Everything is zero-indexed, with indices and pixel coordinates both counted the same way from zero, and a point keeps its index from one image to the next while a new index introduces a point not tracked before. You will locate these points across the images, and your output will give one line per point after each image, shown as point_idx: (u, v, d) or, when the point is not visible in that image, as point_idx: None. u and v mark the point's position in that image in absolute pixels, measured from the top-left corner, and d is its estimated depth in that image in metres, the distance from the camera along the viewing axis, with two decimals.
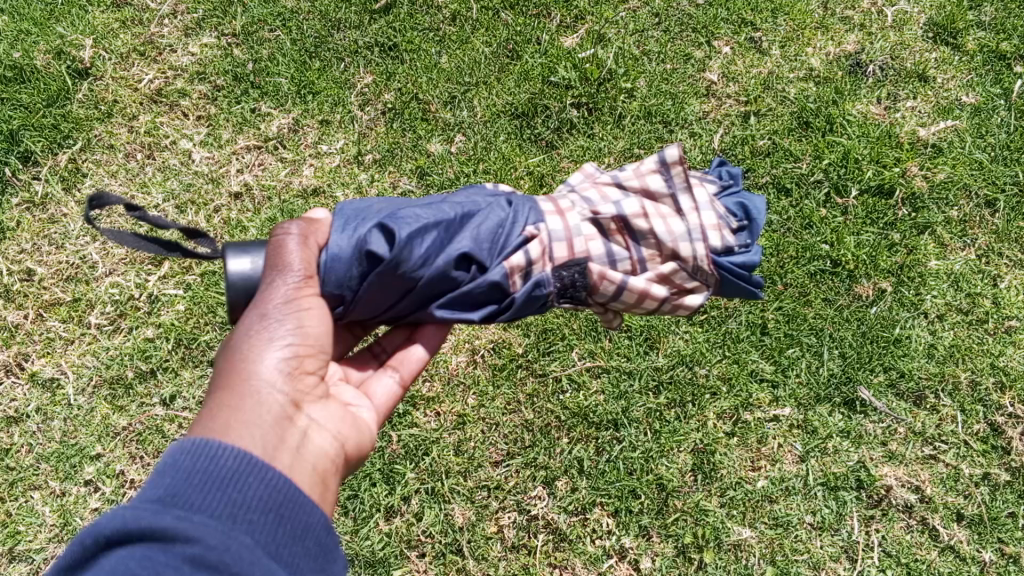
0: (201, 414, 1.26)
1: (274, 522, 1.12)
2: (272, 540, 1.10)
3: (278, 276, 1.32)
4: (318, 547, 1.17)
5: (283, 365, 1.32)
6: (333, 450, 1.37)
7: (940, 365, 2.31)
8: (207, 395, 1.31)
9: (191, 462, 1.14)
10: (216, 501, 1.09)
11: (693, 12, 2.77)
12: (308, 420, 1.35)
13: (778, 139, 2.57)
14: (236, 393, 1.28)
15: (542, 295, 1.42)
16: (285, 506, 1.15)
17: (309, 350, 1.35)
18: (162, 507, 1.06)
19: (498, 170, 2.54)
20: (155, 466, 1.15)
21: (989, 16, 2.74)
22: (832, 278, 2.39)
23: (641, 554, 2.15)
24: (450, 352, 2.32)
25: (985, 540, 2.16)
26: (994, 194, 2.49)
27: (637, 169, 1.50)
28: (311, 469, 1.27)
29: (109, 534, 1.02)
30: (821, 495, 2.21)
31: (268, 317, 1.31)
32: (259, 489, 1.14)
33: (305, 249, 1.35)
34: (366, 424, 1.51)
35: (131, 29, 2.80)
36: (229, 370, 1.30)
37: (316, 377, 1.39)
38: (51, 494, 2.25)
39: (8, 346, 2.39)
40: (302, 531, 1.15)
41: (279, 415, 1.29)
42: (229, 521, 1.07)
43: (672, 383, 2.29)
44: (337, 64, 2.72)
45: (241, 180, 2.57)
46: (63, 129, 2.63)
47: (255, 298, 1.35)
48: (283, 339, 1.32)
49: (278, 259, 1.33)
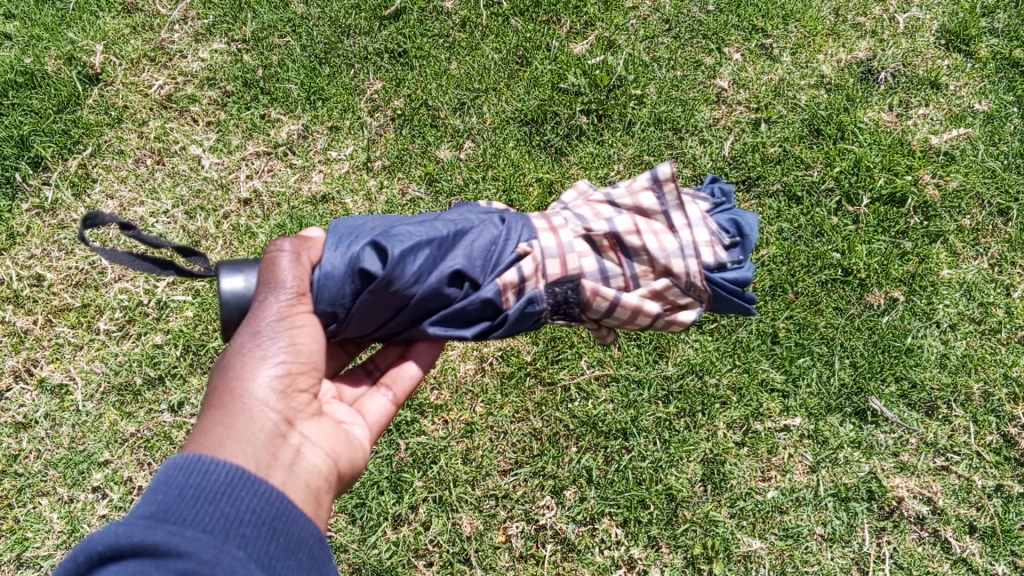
0: (195, 432, 1.27)
1: (267, 535, 1.12)
2: (265, 554, 1.10)
3: (270, 294, 1.32)
4: (312, 560, 1.16)
5: (276, 382, 1.33)
6: (326, 467, 1.36)
7: (952, 375, 2.28)
8: (200, 413, 1.31)
9: (184, 478, 1.14)
10: (209, 516, 1.09)
11: (704, 18, 2.77)
12: (301, 438, 1.35)
13: (789, 147, 2.56)
14: (228, 410, 1.28)
15: (535, 311, 1.41)
16: (277, 519, 1.15)
17: (302, 366, 1.36)
18: (155, 523, 1.05)
19: (507, 177, 2.53)
20: (149, 484, 1.15)
21: (1003, 22, 2.73)
22: (843, 286, 2.37)
23: (650, 565, 2.14)
24: (458, 360, 2.31)
25: (997, 553, 2.13)
26: (1007, 203, 2.47)
27: (629, 187, 1.49)
28: (304, 485, 1.28)
29: (100, 551, 1.01)
30: (831, 505, 2.18)
31: (260, 335, 1.31)
32: (251, 502, 1.14)
33: (302, 267, 1.35)
34: (358, 442, 1.50)
35: (142, 35, 2.81)
36: (222, 388, 1.31)
37: (309, 394, 1.40)
38: (59, 500, 2.25)
39: (17, 351, 2.40)
40: (296, 544, 1.15)
41: (270, 432, 1.29)
42: (222, 535, 1.07)
43: (682, 392, 2.27)
44: (347, 71, 2.73)
45: (250, 186, 2.58)
46: (74, 135, 2.65)
47: (247, 316, 1.35)
48: (276, 357, 1.32)
49: (271, 276, 1.33)
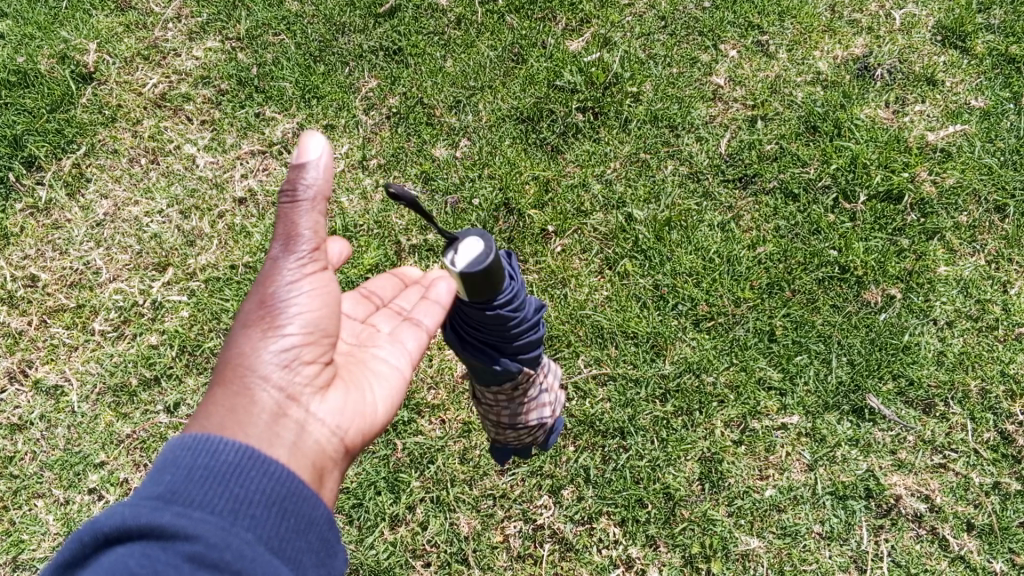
0: (203, 408, 1.31)
1: (277, 516, 1.14)
2: (274, 536, 1.11)
3: (279, 258, 1.33)
4: (321, 542, 1.19)
5: (284, 353, 1.34)
6: (334, 437, 1.38)
7: (949, 372, 2.28)
8: (206, 390, 1.35)
9: (192, 458, 1.17)
10: (217, 497, 1.11)
11: (699, 16, 2.78)
12: (307, 414, 1.36)
13: (785, 144, 2.56)
14: (235, 386, 1.31)
15: (528, 343, 1.64)
16: (288, 500, 1.17)
17: (311, 334, 1.39)
18: (163, 504, 1.07)
19: (504, 175, 2.52)
20: (157, 464, 1.17)
21: (998, 19, 2.74)
22: (840, 284, 2.38)
23: (648, 564, 2.12)
24: (456, 359, 2.34)
25: (996, 550, 2.12)
26: (1004, 199, 2.46)
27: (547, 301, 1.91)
28: (309, 461, 1.30)
29: (108, 532, 1.03)
30: (830, 504, 2.18)
31: (267, 307, 1.34)
32: (261, 483, 1.16)
33: (316, 212, 1.31)
34: (374, 411, 1.51)
35: (136, 34, 2.81)
36: (229, 362, 1.34)
37: (317, 365, 1.41)
38: (55, 502, 2.23)
39: (11, 352, 2.39)
40: (307, 525, 1.17)
41: (272, 410, 1.31)
42: (230, 517, 1.09)
43: (679, 391, 2.27)
44: (342, 69, 2.72)
45: (245, 185, 2.56)
46: (67, 134, 2.63)
47: (257, 277, 1.36)
48: (285, 326, 1.35)
49: (279, 236, 1.33)
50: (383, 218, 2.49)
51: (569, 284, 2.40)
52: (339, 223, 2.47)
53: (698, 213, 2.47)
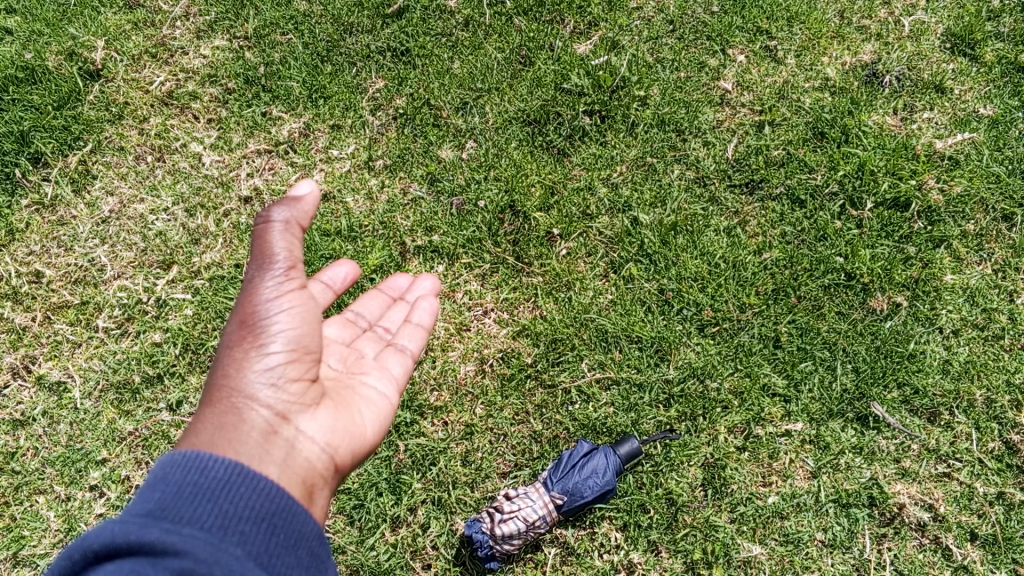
0: (192, 428, 1.47)
1: (265, 531, 1.30)
2: (264, 552, 1.28)
3: (260, 282, 1.51)
4: (311, 557, 1.34)
5: (269, 375, 1.50)
6: (320, 454, 1.52)
7: (955, 382, 2.26)
8: (198, 411, 1.51)
9: (183, 475, 1.33)
10: (207, 514, 1.27)
11: (708, 20, 2.78)
12: (295, 431, 1.50)
13: (792, 150, 2.55)
14: (224, 409, 1.47)
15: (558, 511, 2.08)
16: (277, 516, 1.33)
17: (295, 355, 1.54)
18: (152, 521, 1.23)
19: (509, 178, 2.52)
20: (148, 481, 1.33)
21: (1008, 27, 2.73)
22: (846, 291, 2.36)
23: (649, 570, 2.13)
24: (459, 361, 2.33)
25: (999, 561, 2.11)
26: (1012, 208, 2.45)
27: (552, 495, 2.07)
28: (295, 474, 1.45)
29: (98, 549, 1.18)
30: (832, 511, 2.17)
31: (251, 331, 1.50)
32: (249, 499, 1.33)
33: (289, 232, 1.52)
34: (363, 431, 1.63)
35: (143, 31, 2.82)
36: (217, 386, 1.49)
37: (304, 383, 1.56)
38: (56, 498, 2.22)
39: (15, 348, 2.38)
40: (295, 541, 1.33)
41: (261, 428, 1.47)
42: (220, 534, 1.25)
43: (683, 396, 2.26)
44: (349, 68, 2.72)
45: (251, 184, 2.56)
46: (74, 131, 2.63)
47: (239, 306, 1.53)
48: (269, 349, 1.50)
49: (260, 260, 1.51)
50: (388, 218, 2.49)
51: (573, 287, 2.39)
52: (345, 223, 2.47)
53: (704, 218, 2.47)
